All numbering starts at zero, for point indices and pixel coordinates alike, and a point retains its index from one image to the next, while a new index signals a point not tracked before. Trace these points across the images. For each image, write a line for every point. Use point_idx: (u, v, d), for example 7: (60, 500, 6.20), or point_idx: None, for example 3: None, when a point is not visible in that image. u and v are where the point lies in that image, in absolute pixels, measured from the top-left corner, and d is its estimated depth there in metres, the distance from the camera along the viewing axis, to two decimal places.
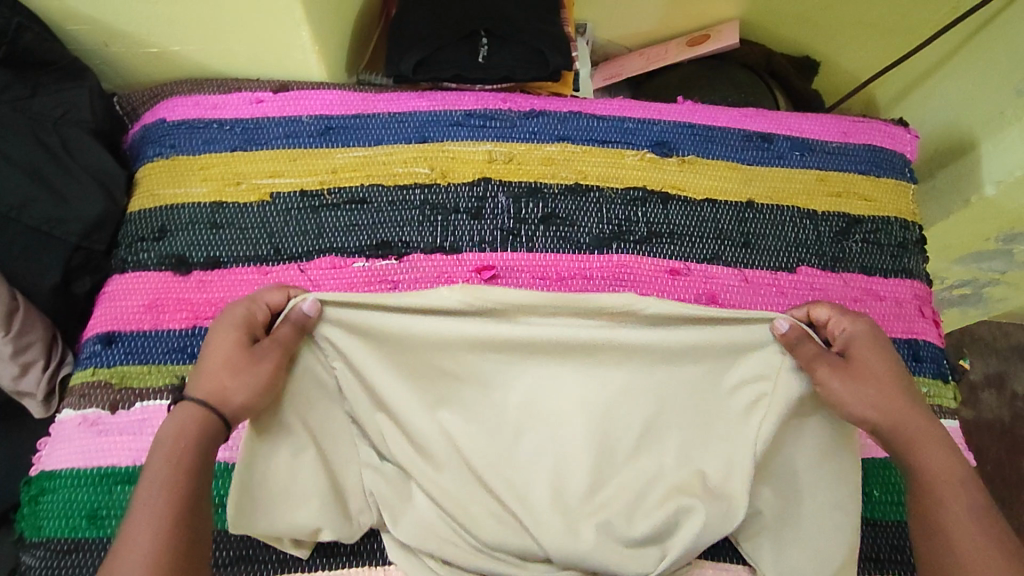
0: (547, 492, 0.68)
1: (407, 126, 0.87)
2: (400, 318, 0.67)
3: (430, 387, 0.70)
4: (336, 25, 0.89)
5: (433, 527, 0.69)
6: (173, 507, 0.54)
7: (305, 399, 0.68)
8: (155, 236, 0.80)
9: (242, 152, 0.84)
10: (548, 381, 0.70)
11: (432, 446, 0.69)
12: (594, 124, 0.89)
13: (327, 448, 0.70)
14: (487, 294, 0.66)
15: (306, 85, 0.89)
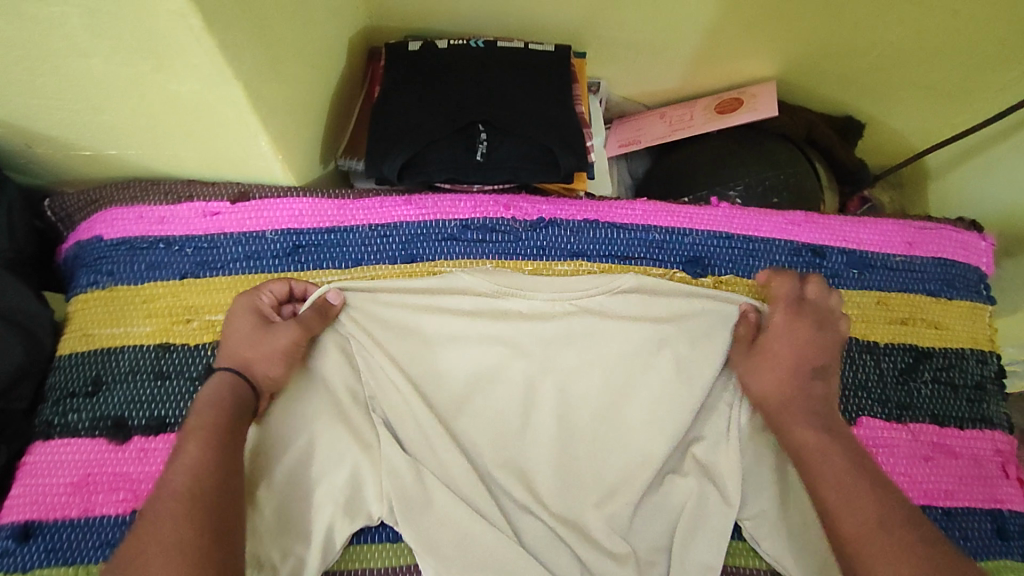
0: (569, 484, 0.66)
1: (391, 242, 0.73)
2: (421, 313, 0.70)
3: (451, 377, 0.69)
4: (309, 120, 0.75)
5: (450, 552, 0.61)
6: (208, 451, 0.54)
7: (320, 406, 0.66)
8: (88, 391, 0.67)
9: (194, 279, 0.71)
10: (547, 363, 0.69)
11: (419, 444, 0.65)
12: (613, 236, 0.75)
13: (325, 450, 0.65)
14: (500, 278, 0.71)
15: (269, 190, 0.74)
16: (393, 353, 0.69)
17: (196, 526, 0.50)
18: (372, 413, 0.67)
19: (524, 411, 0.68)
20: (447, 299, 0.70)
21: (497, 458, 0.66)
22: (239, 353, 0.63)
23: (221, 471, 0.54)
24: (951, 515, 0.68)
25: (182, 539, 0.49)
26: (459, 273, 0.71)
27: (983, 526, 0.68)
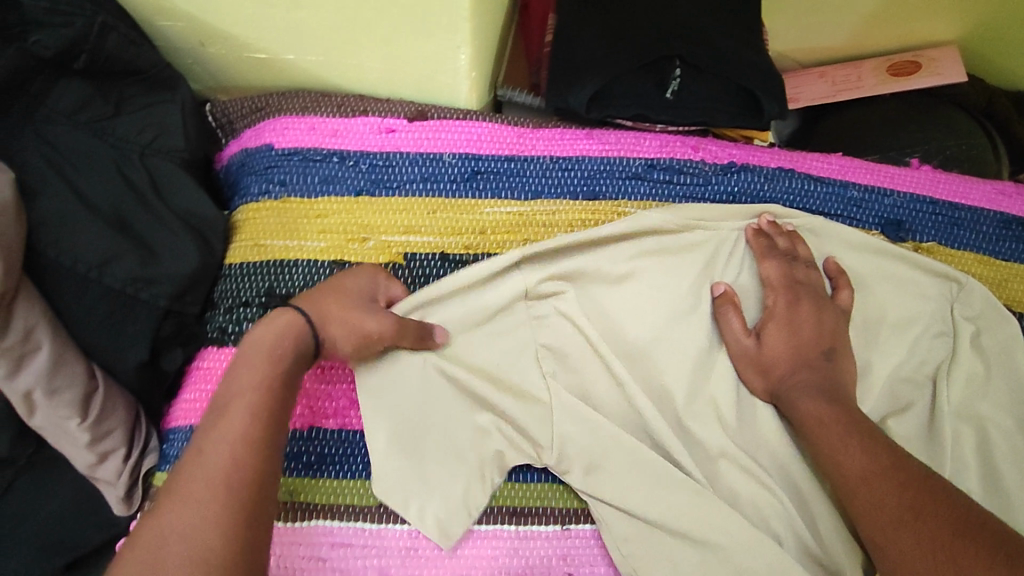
0: (753, 437, 0.62)
1: (573, 176, 0.69)
2: (604, 248, 0.65)
3: (610, 321, 0.64)
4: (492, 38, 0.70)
5: (641, 504, 0.58)
6: (254, 424, 0.47)
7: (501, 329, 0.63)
8: (262, 302, 0.64)
9: (370, 198, 0.67)
10: (692, 300, 0.65)
11: (596, 382, 0.63)
12: (810, 188, 0.70)
13: (506, 379, 0.62)
14: (686, 212, 0.67)
15: (449, 112, 0.71)
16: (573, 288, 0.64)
17: (237, 523, 0.42)
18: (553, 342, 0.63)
19: (700, 358, 0.63)
20: (633, 232, 0.66)
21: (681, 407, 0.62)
22: (323, 308, 0.55)
23: (260, 449, 0.46)
24: None
25: (214, 537, 0.41)
26: (645, 212, 0.66)
27: None
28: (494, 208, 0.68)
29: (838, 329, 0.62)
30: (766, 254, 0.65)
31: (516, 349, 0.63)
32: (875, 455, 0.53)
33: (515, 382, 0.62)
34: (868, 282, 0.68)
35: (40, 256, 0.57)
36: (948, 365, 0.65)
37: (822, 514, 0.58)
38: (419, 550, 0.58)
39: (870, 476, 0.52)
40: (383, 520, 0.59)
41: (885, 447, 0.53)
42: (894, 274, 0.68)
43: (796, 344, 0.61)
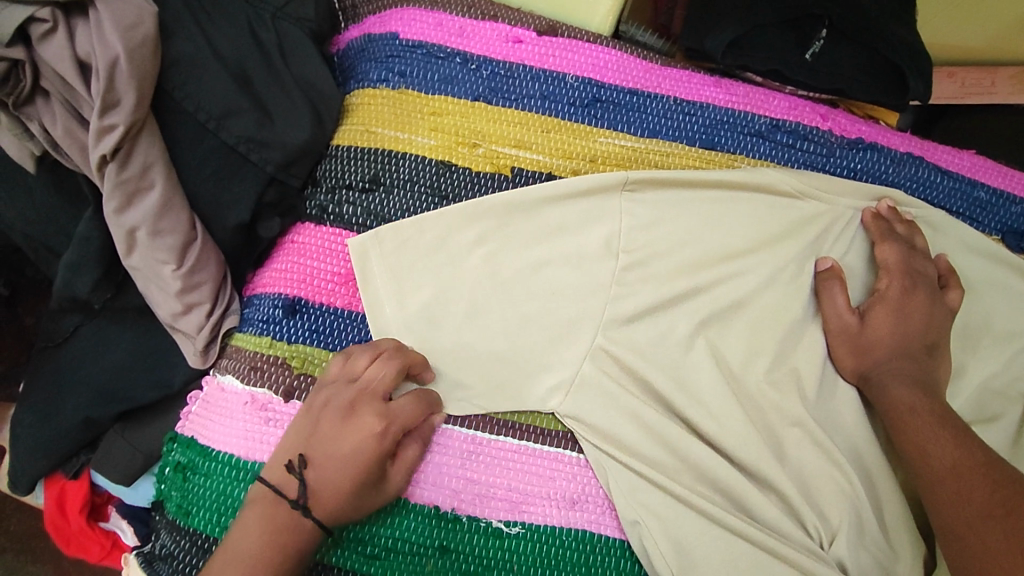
0: (833, 417, 0.60)
1: (695, 121, 0.67)
2: (711, 197, 0.63)
3: (693, 275, 0.62)
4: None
5: (703, 459, 0.57)
6: None
7: (587, 259, 0.62)
8: (365, 188, 0.63)
9: (486, 104, 0.66)
10: (795, 267, 0.63)
11: (683, 333, 0.61)
12: (937, 180, 0.67)
13: (590, 309, 0.61)
14: (807, 179, 0.64)
15: (580, 33, 0.69)
16: (669, 227, 0.62)
17: None
18: (645, 278, 0.62)
19: (790, 328, 0.61)
20: (744, 185, 0.64)
21: (767, 373, 0.60)
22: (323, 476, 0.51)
23: None
24: None
25: None
26: (764, 168, 0.64)
27: None
28: (610, 139, 0.66)
29: (936, 331, 0.60)
30: (885, 236, 0.63)
31: (587, 279, 0.62)
32: (965, 453, 0.51)
33: (568, 309, 0.61)
34: (982, 285, 0.65)
35: (167, 97, 0.58)
36: None
37: (889, 504, 0.56)
38: (480, 455, 0.58)
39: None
40: (453, 420, 0.59)
41: (975, 445, 0.52)
42: (1009, 283, 0.65)
43: (900, 333, 0.59)
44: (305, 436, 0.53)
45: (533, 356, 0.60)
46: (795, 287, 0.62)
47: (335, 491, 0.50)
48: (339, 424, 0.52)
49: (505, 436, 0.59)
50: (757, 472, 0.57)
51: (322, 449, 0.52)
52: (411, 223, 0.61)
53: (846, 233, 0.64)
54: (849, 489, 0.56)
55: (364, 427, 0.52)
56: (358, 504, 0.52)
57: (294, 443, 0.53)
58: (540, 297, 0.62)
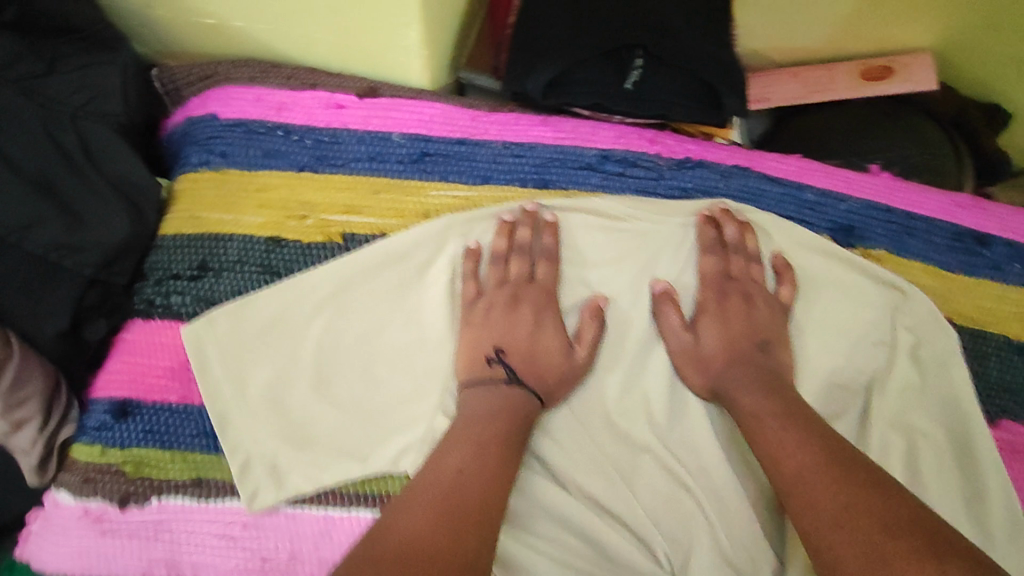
0: (687, 441, 0.60)
1: (524, 162, 0.67)
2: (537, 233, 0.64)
3: None
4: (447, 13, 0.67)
5: (555, 502, 0.57)
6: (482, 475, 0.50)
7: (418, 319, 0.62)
8: (192, 275, 0.62)
9: (312, 173, 0.65)
10: (632, 294, 0.64)
11: None
12: (766, 188, 0.68)
13: (433, 365, 0.61)
14: (632, 203, 0.66)
15: (400, 90, 0.69)
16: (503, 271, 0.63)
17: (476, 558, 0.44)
18: None
19: (634, 355, 0.62)
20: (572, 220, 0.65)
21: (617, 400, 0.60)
22: (518, 344, 0.59)
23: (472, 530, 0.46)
24: None
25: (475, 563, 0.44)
26: (590, 196, 0.66)
27: None
28: (440, 193, 0.66)
29: (774, 334, 0.61)
30: (709, 248, 0.65)
31: (421, 337, 0.62)
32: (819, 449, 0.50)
33: (411, 367, 0.61)
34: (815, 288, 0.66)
35: None
36: (885, 376, 0.64)
37: (739, 522, 0.56)
38: (333, 534, 0.56)
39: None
40: (302, 503, 0.57)
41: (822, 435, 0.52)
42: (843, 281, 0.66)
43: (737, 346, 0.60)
44: (491, 328, 0.60)
45: (381, 422, 0.59)
46: (634, 316, 0.63)
47: (529, 355, 0.59)
48: (512, 315, 0.60)
49: (355, 510, 0.57)
50: (615, 505, 0.57)
51: (513, 335, 0.59)
52: (241, 303, 0.60)
53: (679, 257, 0.65)
54: (698, 512, 0.56)
55: (529, 312, 0.61)
56: (551, 376, 0.59)
57: (485, 334, 0.60)
58: (382, 362, 0.61)
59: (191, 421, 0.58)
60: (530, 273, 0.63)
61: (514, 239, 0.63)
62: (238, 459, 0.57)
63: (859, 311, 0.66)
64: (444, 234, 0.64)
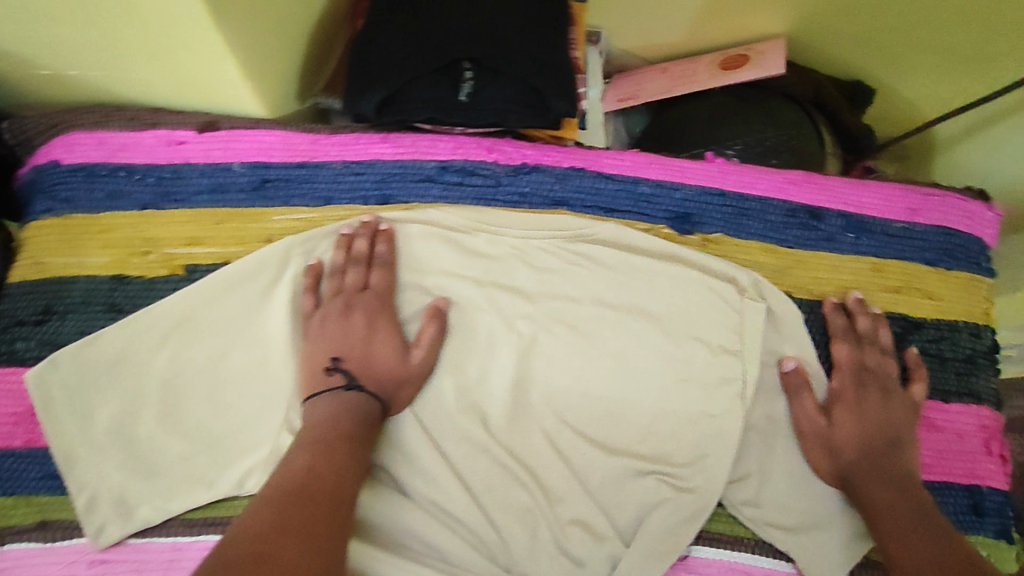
0: (526, 439, 0.63)
1: (365, 180, 0.70)
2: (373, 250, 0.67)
3: None
4: (288, 37, 0.68)
5: (398, 508, 0.60)
6: (327, 462, 0.53)
7: (265, 343, 0.64)
8: (38, 319, 0.64)
9: (155, 210, 0.67)
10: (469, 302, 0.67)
11: None
12: (601, 186, 0.71)
13: (279, 385, 0.63)
14: (471, 214, 0.69)
15: (240, 121, 0.70)
16: None
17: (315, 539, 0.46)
18: None
19: (480, 353, 0.66)
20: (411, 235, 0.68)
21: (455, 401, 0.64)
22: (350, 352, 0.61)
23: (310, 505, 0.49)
24: (948, 488, 0.66)
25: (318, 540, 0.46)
26: (425, 209, 0.69)
27: (953, 504, 0.66)
28: (283, 219, 0.68)
29: (598, 334, 0.66)
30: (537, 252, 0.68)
31: (267, 360, 0.64)
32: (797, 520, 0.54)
33: (257, 389, 0.63)
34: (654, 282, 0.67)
35: None
36: (724, 358, 0.65)
37: (565, 505, 0.61)
38: (179, 563, 0.59)
39: (944, 565, 0.53)
40: (150, 534, 0.60)
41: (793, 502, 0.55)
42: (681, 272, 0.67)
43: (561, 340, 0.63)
44: (328, 339, 0.62)
45: (229, 445, 0.61)
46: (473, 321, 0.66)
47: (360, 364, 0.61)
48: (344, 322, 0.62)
49: (204, 535, 0.59)
50: (453, 507, 0.61)
51: (350, 343, 0.61)
52: (84, 344, 0.61)
53: (516, 266, 0.68)
54: (531, 503, 0.61)
55: (363, 318, 0.63)
56: (384, 384, 0.61)
57: (319, 343, 0.62)
58: (229, 387, 0.63)
59: (35, 467, 0.60)
60: (365, 282, 0.65)
61: (351, 251, 0.66)
62: (85, 496, 0.59)
63: (696, 301, 0.67)
64: (288, 257, 0.66)
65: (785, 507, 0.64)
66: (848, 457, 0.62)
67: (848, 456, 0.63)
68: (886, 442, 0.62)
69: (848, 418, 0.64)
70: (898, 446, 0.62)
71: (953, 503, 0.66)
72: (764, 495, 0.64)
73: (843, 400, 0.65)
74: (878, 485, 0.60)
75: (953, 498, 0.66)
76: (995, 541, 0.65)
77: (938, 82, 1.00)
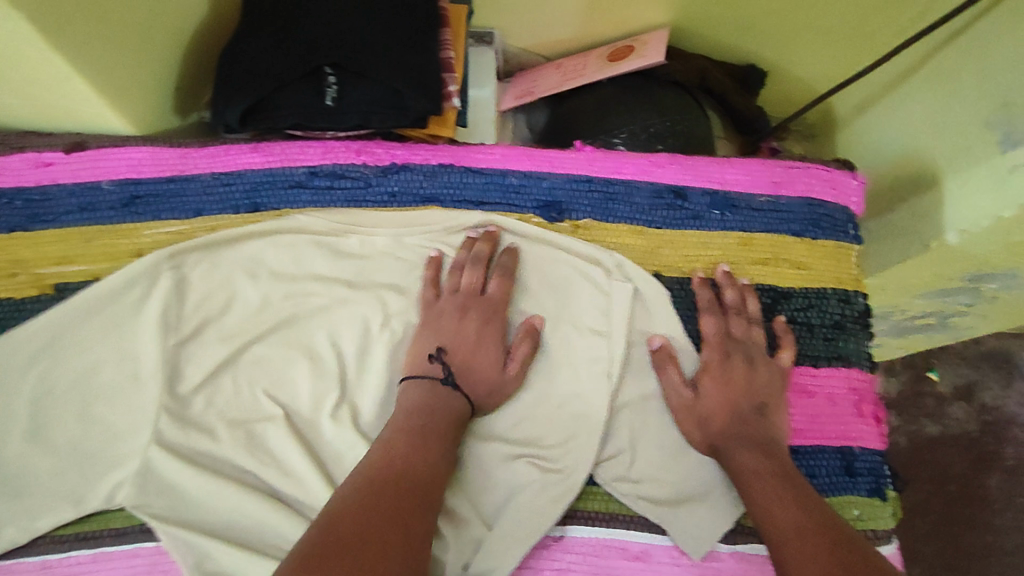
0: None
1: (235, 190, 0.70)
2: (242, 260, 0.68)
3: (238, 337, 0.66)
4: (149, 51, 0.69)
5: (263, 515, 0.60)
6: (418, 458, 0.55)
7: (133, 357, 0.64)
8: None
9: (24, 232, 0.69)
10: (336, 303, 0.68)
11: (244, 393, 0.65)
12: (469, 180, 0.72)
13: (148, 397, 0.63)
14: (334, 216, 0.70)
15: (109, 139, 0.70)
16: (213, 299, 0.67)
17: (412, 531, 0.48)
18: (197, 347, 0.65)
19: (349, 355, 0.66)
20: (277, 242, 0.69)
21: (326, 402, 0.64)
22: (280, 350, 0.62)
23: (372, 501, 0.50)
24: (823, 450, 0.69)
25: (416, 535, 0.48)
26: (295, 215, 0.70)
27: (827, 468, 0.68)
28: (152, 233, 0.69)
29: None
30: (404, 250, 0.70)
31: (136, 373, 0.64)
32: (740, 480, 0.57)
33: (126, 403, 0.63)
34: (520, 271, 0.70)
35: None
36: (590, 342, 0.68)
37: None
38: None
39: (805, 531, 0.53)
40: (22, 553, 0.61)
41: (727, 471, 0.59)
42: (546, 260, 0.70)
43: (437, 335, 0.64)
44: None
45: (98, 459, 0.62)
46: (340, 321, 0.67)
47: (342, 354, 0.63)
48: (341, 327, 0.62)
49: (76, 550, 0.60)
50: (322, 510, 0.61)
51: None
52: None
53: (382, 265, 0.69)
54: None
55: None
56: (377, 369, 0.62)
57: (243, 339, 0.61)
58: (98, 403, 0.63)
59: None
60: None
61: None
62: None
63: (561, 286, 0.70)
64: (155, 271, 0.66)
65: (657, 481, 0.65)
66: (716, 427, 0.63)
67: (716, 424, 0.64)
68: (752, 407, 0.64)
69: (714, 389, 0.65)
70: (763, 413, 0.64)
71: (827, 464, 0.68)
72: (636, 470, 0.65)
73: (709, 371, 0.66)
74: (749, 447, 0.61)
75: (828, 460, 0.68)
76: (866, 497, 0.68)
77: (825, 60, 1.03)
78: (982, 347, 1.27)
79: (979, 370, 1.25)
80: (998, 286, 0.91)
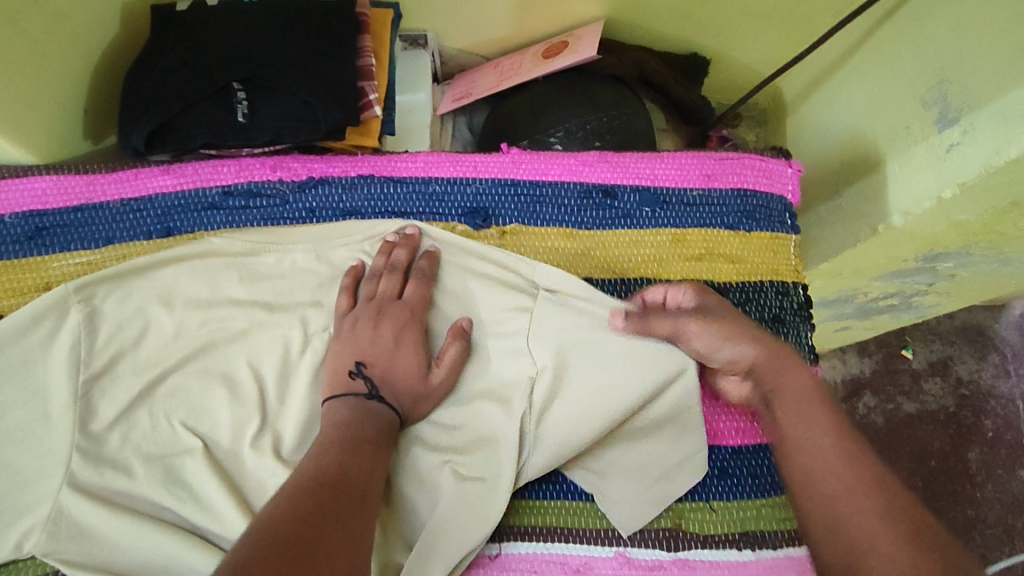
0: None
1: (146, 215, 0.68)
2: (154, 288, 0.65)
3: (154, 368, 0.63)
4: (48, 75, 0.66)
5: (177, 553, 0.57)
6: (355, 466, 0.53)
7: (42, 398, 0.61)
8: None
9: None
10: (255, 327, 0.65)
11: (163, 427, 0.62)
12: (390, 191, 0.70)
13: (59, 438, 0.60)
14: (251, 237, 0.67)
15: (11, 170, 0.67)
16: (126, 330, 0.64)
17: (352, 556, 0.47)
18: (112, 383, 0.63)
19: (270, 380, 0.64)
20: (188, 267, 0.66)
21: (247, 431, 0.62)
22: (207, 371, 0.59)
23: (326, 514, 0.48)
24: (764, 448, 0.67)
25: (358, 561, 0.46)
26: (209, 238, 0.67)
27: (769, 467, 0.67)
28: (62, 266, 0.67)
29: None
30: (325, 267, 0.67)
31: (45, 415, 0.61)
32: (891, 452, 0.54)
33: (36, 447, 0.60)
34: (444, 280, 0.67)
35: None
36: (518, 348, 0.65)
37: None
38: None
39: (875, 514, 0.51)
40: None
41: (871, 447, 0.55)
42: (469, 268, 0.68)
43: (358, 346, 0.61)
44: None
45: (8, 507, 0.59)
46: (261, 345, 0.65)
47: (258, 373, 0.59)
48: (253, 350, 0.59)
49: None
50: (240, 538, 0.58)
51: None
52: None
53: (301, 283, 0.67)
54: None
55: None
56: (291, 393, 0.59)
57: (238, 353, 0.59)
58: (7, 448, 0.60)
59: None
60: None
61: None
62: None
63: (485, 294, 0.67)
64: (60, 306, 0.63)
65: None
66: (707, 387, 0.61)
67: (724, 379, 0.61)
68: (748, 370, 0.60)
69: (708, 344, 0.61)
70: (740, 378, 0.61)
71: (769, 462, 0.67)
72: None
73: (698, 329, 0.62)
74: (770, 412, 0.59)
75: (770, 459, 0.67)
76: None
77: (765, 44, 1.00)
78: (952, 323, 1.25)
79: (950, 345, 1.23)
80: (953, 265, 0.88)
